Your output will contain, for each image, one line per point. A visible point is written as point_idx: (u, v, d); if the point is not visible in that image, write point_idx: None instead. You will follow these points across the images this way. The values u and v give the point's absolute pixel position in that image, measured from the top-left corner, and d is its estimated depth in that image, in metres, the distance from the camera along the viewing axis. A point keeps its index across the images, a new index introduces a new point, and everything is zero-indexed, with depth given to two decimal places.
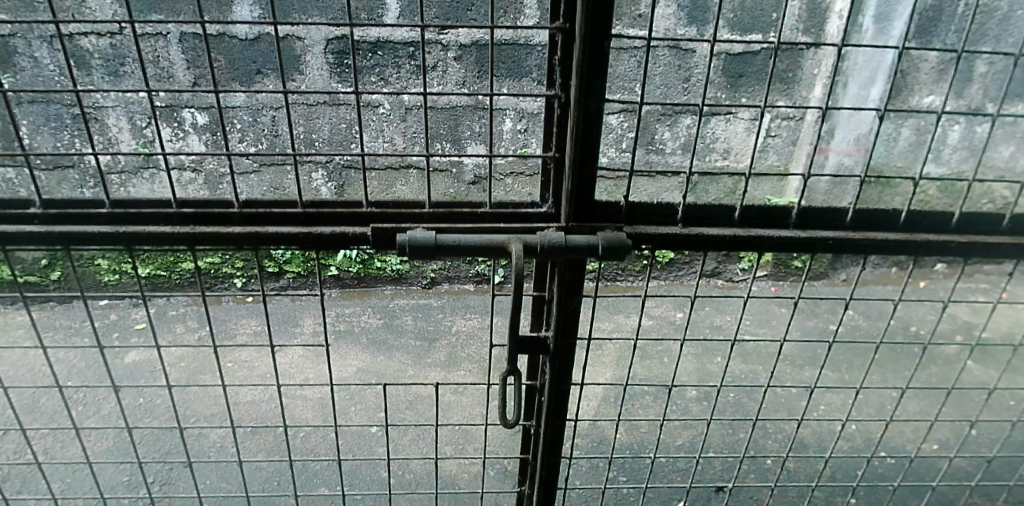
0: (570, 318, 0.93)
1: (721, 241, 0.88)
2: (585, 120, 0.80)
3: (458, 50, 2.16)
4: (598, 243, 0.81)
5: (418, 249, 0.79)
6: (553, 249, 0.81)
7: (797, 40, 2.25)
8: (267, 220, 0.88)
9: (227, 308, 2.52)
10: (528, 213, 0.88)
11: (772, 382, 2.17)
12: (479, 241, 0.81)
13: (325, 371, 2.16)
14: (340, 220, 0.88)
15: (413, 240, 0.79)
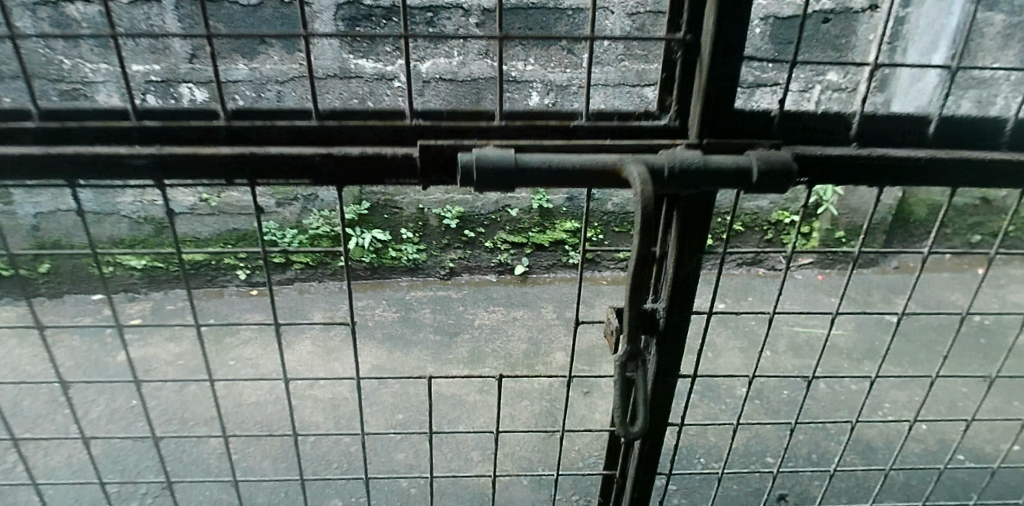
0: (689, 286, 0.83)
1: (912, 164, 0.75)
2: (731, 24, 0.68)
3: (480, 14, 1.93)
4: (757, 165, 0.67)
5: (497, 175, 0.64)
6: (691, 174, 0.67)
7: (853, 2, 2.05)
8: (268, 140, 0.74)
9: (230, 302, 2.33)
10: (640, 127, 0.76)
11: (830, 378, 1.97)
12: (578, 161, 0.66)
13: (338, 369, 1.97)
14: (360, 138, 0.74)
15: (494, 164, 0.64)
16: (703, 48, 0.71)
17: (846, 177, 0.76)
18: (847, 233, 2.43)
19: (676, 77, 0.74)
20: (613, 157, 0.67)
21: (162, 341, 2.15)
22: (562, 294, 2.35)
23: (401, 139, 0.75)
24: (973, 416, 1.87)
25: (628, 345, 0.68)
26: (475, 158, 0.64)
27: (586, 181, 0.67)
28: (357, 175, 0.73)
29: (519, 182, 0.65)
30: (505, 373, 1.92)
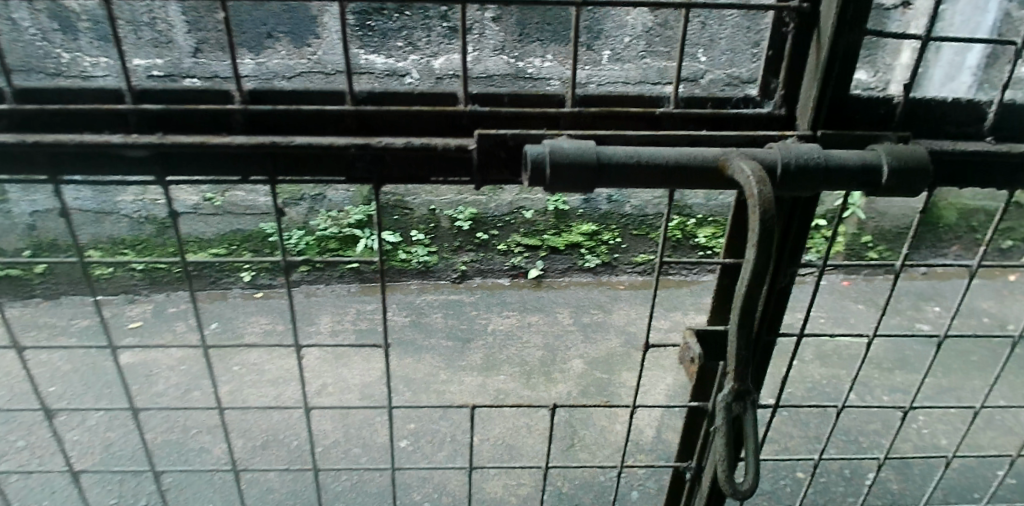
0: (780, 301, 0.81)
1: None
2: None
3: None
4: (883, 160, 0.62)
5: (579, 169, 0.58)
6: (799, 170, 0.61)
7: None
8: (291, 126, 0.68)
9: (234, 305, 2.25)
10: (743, 117, 0.73)
11: (860, 389, 1.88)
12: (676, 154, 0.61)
13: (345, 377, 1.89)
14: (394, 128, 0.68)
15: (577, 156, 0.57)
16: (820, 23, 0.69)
17: (976, 172, 0.74)
18: (873, 237, 2.36)
19: (788, 61, 0.72)
20: (713, 150, 0.62)
21: (163, 345, 2.07)
22: (577, 299, 2.27)
23: (449, 128, 0.69)
24: (1012, 429, 1.78)
25: (735, 384, 0.60)
26: (552, 150, 0.57)
27: (677, 177, 0.61)
28: (392, 168, 0.69)
29: (605, 177, 0.59)
30: (520, 381, 1.84)
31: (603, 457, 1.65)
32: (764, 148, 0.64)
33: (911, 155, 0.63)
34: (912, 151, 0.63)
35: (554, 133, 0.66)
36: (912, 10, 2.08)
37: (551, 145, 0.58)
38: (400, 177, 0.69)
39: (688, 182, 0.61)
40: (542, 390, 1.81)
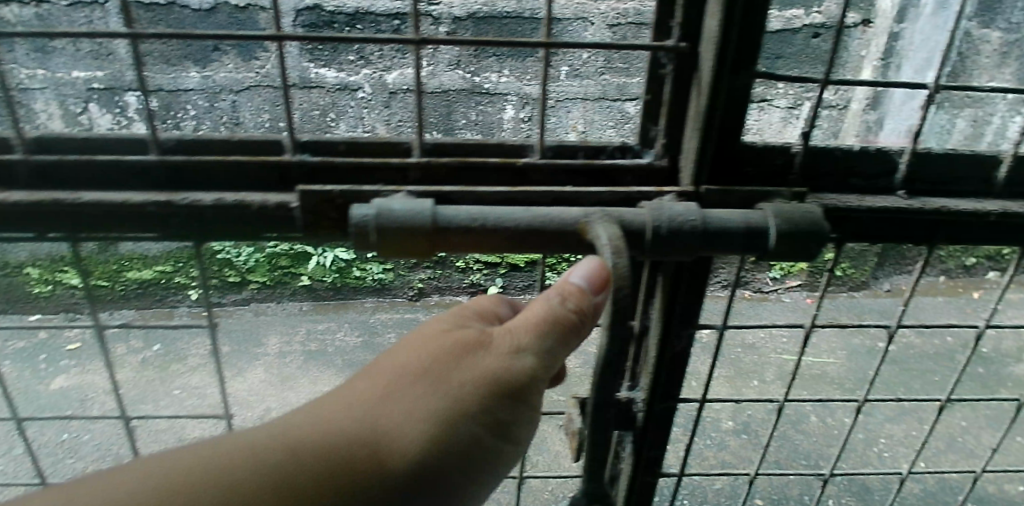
0: (676, 365, 0.85)
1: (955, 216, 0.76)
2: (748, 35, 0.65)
3: (449, 16, 1.56)
4: (774, 223, 0.65)
5: (410, 233, 0.62)
6: (633, 233, 0.64)
7: None
8: (171, 177, 0.70)
9: (180, 324, 2.16)
10: (621, 168, 0.73)
11: (820, 411, 1.86)
12: (527, 218, 0.64)
13: (290, 401, 1.81)
14: (208, 179, 0.70)
15: (407, 222, 0.61)
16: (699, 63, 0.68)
17: (874, 223, 0.77)
18: (837, 255, 2.35)
19: (665, 108, 0.72)
20: (575, 214, 0.64)
21: (101, 367, 1.98)
22: None
23: (274, 182, 0.71)
24: (971, 452, 1.76)
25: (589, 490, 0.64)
26: (380, 214, 0.61)
27: (533, 240, 0.64)
28: (208, 225, 0.71)
29: (441, 239, 0.63)
30: None
31: (556, 486, 1.59)
32: (641, 208, 0.66)
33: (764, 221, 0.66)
34: (803, 213, 0.66)
35: (392, 190, 0.68)
36: None
37: (385, 205, 0.62)
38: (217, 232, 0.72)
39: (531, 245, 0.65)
40: None
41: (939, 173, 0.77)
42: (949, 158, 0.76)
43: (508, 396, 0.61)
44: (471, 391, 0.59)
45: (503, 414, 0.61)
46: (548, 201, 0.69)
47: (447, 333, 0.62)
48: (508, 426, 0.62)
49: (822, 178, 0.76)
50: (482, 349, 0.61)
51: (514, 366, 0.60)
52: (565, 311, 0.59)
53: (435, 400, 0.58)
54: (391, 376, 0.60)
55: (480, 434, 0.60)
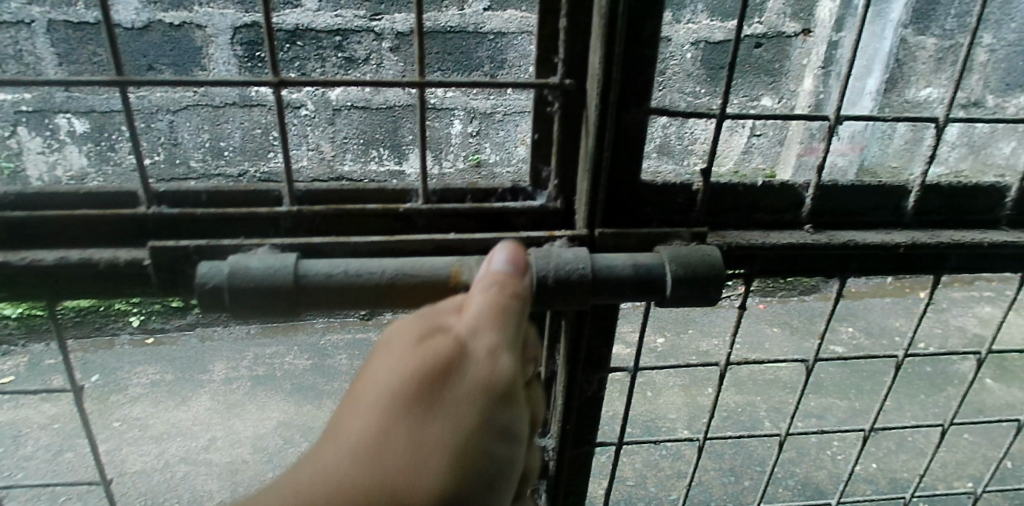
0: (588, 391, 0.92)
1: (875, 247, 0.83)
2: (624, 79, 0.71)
3: (395, 37, 1.66)
4: (671, 269, 0.72)
5: (265, 288, 0.66)
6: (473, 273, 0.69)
7: (786, 25, 1.99)
8: (40, 235, 0.71)
9: (120, 353, 2.05)
10: (510, 210, 0.80)
11: (775, 417, 1.88)
12: (398, 268, 0.69)
13: (237, 430, 1.73)
14: (53, 235, 0.72)
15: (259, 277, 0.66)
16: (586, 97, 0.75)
17: (795, 260, 0.84)
18: None
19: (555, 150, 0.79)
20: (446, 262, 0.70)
21: (34, 402, 1.86)
22: None
23: (132, 236, 0.73)
24: (920, 451, 1.80)
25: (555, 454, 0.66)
26: (230, 272, 0.66)
27: (403, 290, 0.68)
28: (62, 282, 0.71)
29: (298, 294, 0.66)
30: None
31: None
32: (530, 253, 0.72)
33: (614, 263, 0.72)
34: (697, 255, 0.74)
35: (252, 244, 0.71)
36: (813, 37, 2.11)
37: (241, 259, 0.67)
38: (74, 291, 0.72)
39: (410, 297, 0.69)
40: None
41: (845, 207, 0.85)
42: (847, 192, 0.84)
43: (500, 401, 0.54)
44: (457, 427, 0.51)
45: (505, 425, 0.54)
46: (430, 249, 0.75)
47: (406, 349, 0.55)
48: (512, 437, 0.55)
49: (719, 214, 0.83)
50: (458, 363, 0.54)
51: (492, 369, 0.54)
52: (507, 305, 0.60)
53: (429, 440, 0.50)
54: (354, 418, 0.52)
55: (484, 463, 0.52)
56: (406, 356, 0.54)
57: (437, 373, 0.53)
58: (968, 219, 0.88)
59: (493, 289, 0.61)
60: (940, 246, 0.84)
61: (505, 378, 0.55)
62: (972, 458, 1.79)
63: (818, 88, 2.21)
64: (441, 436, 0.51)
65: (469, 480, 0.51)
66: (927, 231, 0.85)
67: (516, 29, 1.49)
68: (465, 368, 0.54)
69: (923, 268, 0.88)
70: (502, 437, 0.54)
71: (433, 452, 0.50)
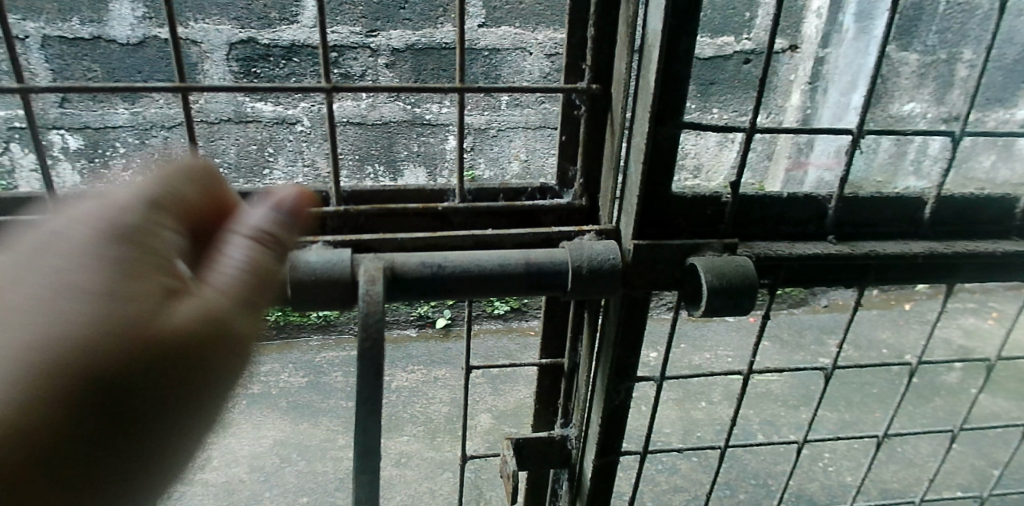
0: (617, 417, 0.97)
1: (897, 258, 0.85)
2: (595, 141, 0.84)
3: (390, 55, 1.84)
4: (706, 278, 0.74)
5: (329, 280, 0.68)
6: (516, 272, 0.73)
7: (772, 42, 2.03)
8: None
9: None
10: (545, 209, 0.85)
11: (767, 429, 1.89)
12: (452, 260, 0.72)
13: (233, 449, 1.73)
14: None
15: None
16: (611, 103, 0.81)
17: (819, 269, 0.86)
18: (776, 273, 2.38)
19: (580, 150, 0.84)
20: (495, 255, 0.74)
21: None
22: (486, 348, 2.15)
23: None
24: (910, 461, 1.82)
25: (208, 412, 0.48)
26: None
27: (444, 289, 0.72)
28: None
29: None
30: (425, 442, 1.77)
31: None
32: (561, 248, 0.77)
33: (595, 256, 0.75)
34: (729, 265, 0.76)
35: (308, 242, 0.74)
36: (799, 53, 2.10)
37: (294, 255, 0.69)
38: None
39: (457, 289, 0.73)
40: (448, 450, 1.74)
41: (865, 217, 0.87)
42: (869, 205, 0.86)
43: (201, 295, 0.47)
44: (97, 277, 0.43)
45: (167, 306, 0.45)
46: (471, 243, 0.78)
47: (121, 199, 0.48)
48: (205, 342, 0.46)
49: (749, 225, 0.85)
50: (167, 228, 0.48)
51: (200, 271, 0.48)
52: (263, 224, 0.53)
53: (78, 280, 0.42)
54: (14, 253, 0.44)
55: (140, 326, 0.43)
56: (114, 201, 0.48)
57: (136, 223, 0.47)
58: (984, 227, 0.91)
59: (268, 214, 0.53)
60: (957, 255, 0.86)
61: (219, 294, 0.48)
62: (961, 468, 1.81)
63: (804, 104, 2.22)
64: (83, 277, 0.42)
65: (88, 348, 0.41)
66: (942, 240, 0.88)
67: (508, 44, 1.87)
68: (165, 243, 0.47)
69: (937, 279, 0.90)
70: (168, 302, 0.45)
71: (65, 286, 0.42)
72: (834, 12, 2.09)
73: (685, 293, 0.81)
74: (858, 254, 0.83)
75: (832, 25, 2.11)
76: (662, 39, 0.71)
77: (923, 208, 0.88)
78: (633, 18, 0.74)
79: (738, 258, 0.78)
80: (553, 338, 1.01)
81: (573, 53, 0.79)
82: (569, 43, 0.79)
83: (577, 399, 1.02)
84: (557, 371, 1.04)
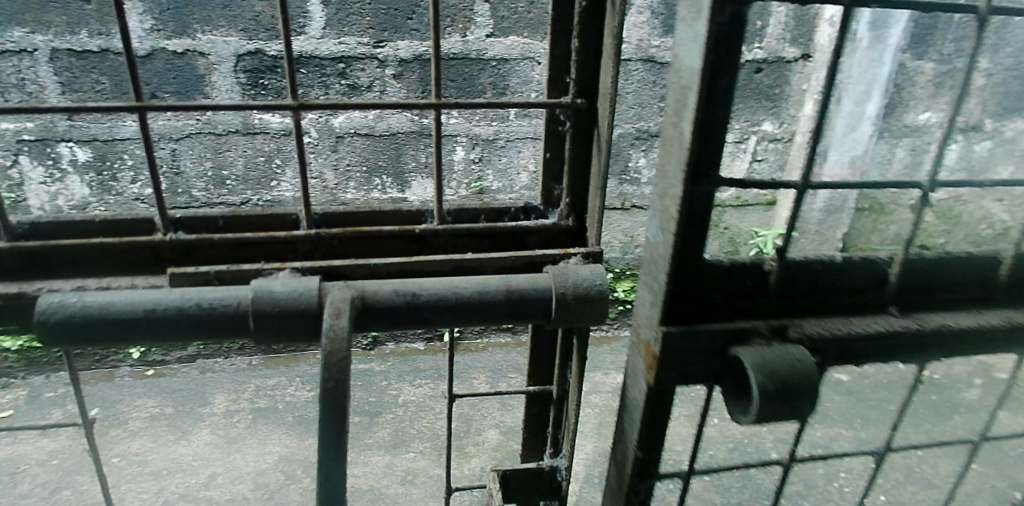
0: None
1: (965, 330, 0.74)
2: (581, 157, 0.82)
3: (397, 65, 1.83)
4: (757, 379, 0.64)
5: (291, 312, 0.65)
6: (494, 301, 0.70)
7: (784, 51, 2.05)
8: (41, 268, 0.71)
9: (120, 385, 2.01)
10: (530, 229, 0.83)
11: (781, 447, 1.85)
12: (429, 289, 0.70)
13: (238, 465, 1.71)
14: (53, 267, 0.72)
15: (124, 310, 0.64)
16: (597, 118, 0.79)
17: (883, 349, 0.74)
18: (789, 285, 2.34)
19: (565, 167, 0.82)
20: (474, 282, 0.71)
21: (31, 437, 1.82)
22: (496, 362, 2.13)
23: (148, 261, 0.73)
24: (929, 482, 1.77)
25: None
26: (61, 307, 0.63)
27: (422, 317, 0.70)
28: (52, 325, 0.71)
29: (205, 328, 0.66)
30: (433, 458, 1.74)
31: None
32: (545, 274, 0.74)
33: (576, 283, 0.72)
34: (782, 359, 0.66)
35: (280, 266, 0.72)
36: (812, 62, 2.09)
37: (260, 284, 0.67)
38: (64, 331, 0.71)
39: (431, 319, 0.70)
40: (456, 466, 1.71)
41: (931, 281, 0.75)
42: (939, 267, 0.75)
43: None
44: None
45: None
46: (449, 268, 0.77)
47: None
48: None
49: (795, 296, 0.74)
50: None
51: None
52: None
53: None
54: None
55: None
56: None
57: None
58: None
59: None
60: None
61: None
62: (982, 489, 1.75)
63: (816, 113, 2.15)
64: None
65: None
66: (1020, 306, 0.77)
67: (517, 54, 1.86)
68: None
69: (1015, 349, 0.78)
70: None
71: None
72: (848, 20, 2.04)
73: (725, 388, 0.72)
74: (924, 329, 0.72)
75: (847, 33, 2.04)
76: (699, 83, 0.57)
77: (997, 267, 0.77)
78: (618, 28, 0.72)
79: (789, 346, 0.68)
80: (540, 365, 0.98)
81: (556, 66, 0.78)
82: (553, 55, 0.77)
83: (565, 429, 0.99)
84: (545, 398, 1.01)
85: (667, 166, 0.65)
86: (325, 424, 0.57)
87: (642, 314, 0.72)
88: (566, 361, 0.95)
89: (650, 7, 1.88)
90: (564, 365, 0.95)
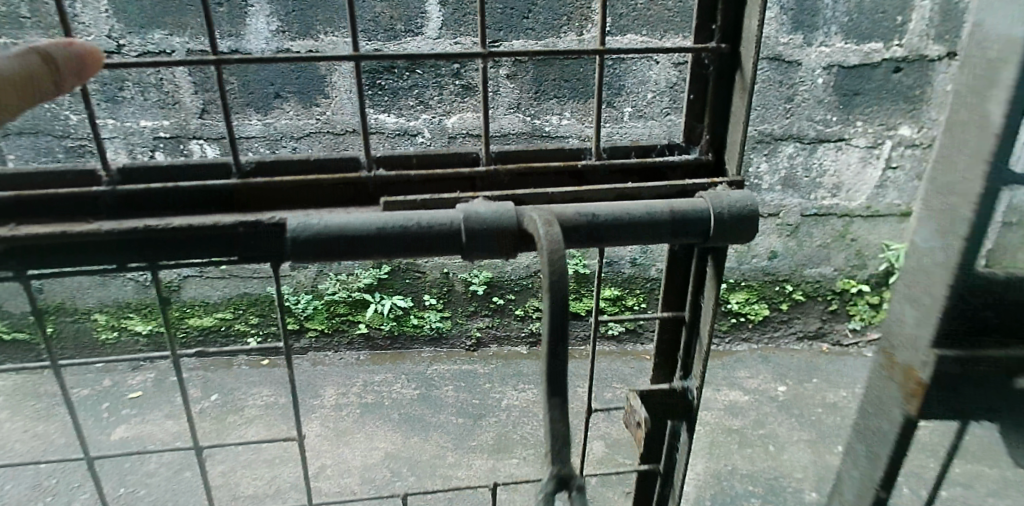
0: None
1: None
2: (719, 103, 0.79)
3: (512, 65, 1.83)
4: None
5: (496, 230, 0.68)
6: (659, 222, 0.72)
7: (926, 49, 1.85)
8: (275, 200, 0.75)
9: (238, 373, 2.11)
10: (672, 165, 0.81)
11: (916, 482, 1.67)
12: (612, 211, 0.71)
13: (346, 459, 1.74)
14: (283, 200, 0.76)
15: (356, 227, 0.68)
16: (738, 60, 0.76)
17: None
18: None
19: (709, 108, 0.80)
20: (651, 206, 0.72)
21: (160, 418, 1.94)
22: (600, 371, 2.07)
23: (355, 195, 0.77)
24: None
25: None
26: (305, 225, 0.68)
27: (606, 236, 0.72)
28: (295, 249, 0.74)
29: (425, 244, 0.69)
30: (536, 466, 1.71)
31: None
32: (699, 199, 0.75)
33: (738, 207, 0.73)
34: None
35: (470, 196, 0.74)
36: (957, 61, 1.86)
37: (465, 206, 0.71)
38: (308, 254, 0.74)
39: (608, 239, 0.72)
40: None
41: None
42: None
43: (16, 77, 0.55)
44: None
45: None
46: (612, 197, 0.77)
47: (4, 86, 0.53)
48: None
49: None
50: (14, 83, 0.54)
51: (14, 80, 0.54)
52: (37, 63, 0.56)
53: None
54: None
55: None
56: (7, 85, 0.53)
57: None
58: None
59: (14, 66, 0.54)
60: None
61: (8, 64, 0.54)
62: None
63: None
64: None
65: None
66: None
67: (634, 53, 1.80)
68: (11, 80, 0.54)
69: None
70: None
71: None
72: None
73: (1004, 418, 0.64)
74: None
75: None
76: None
77: None
78: None
79: None
80: (673, 289, 0.92)
81: (705, 9, 0.76)
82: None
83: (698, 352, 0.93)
84: (676, 323, 0.95)
85: (953, 154, 0.57)
86: (553, 311, 0.55)
87: (895, 326, 0.65)
88: (697, 288, 0.90)
89: (779, 3, 1.77)
90: (694, 290, 0.90)
